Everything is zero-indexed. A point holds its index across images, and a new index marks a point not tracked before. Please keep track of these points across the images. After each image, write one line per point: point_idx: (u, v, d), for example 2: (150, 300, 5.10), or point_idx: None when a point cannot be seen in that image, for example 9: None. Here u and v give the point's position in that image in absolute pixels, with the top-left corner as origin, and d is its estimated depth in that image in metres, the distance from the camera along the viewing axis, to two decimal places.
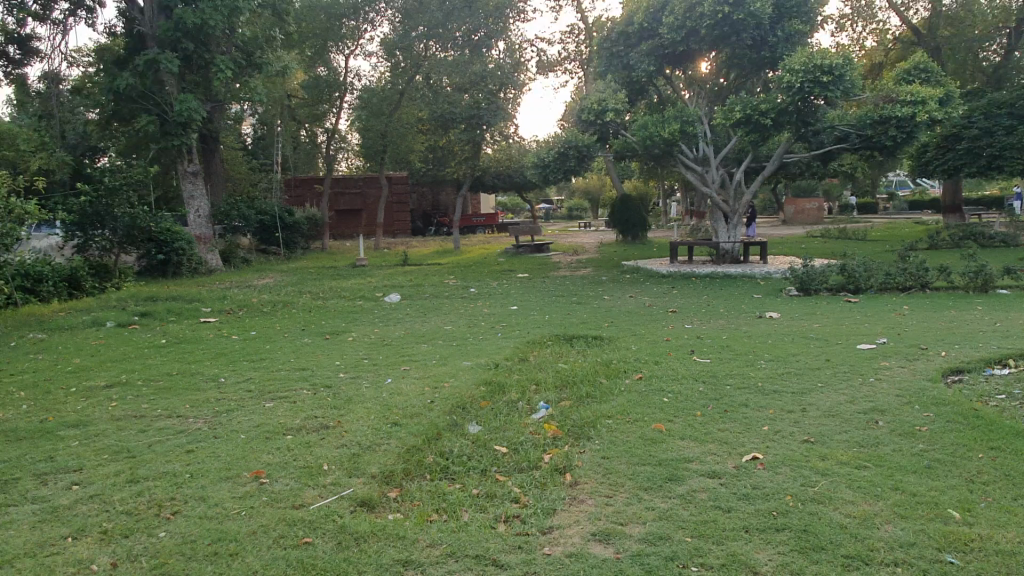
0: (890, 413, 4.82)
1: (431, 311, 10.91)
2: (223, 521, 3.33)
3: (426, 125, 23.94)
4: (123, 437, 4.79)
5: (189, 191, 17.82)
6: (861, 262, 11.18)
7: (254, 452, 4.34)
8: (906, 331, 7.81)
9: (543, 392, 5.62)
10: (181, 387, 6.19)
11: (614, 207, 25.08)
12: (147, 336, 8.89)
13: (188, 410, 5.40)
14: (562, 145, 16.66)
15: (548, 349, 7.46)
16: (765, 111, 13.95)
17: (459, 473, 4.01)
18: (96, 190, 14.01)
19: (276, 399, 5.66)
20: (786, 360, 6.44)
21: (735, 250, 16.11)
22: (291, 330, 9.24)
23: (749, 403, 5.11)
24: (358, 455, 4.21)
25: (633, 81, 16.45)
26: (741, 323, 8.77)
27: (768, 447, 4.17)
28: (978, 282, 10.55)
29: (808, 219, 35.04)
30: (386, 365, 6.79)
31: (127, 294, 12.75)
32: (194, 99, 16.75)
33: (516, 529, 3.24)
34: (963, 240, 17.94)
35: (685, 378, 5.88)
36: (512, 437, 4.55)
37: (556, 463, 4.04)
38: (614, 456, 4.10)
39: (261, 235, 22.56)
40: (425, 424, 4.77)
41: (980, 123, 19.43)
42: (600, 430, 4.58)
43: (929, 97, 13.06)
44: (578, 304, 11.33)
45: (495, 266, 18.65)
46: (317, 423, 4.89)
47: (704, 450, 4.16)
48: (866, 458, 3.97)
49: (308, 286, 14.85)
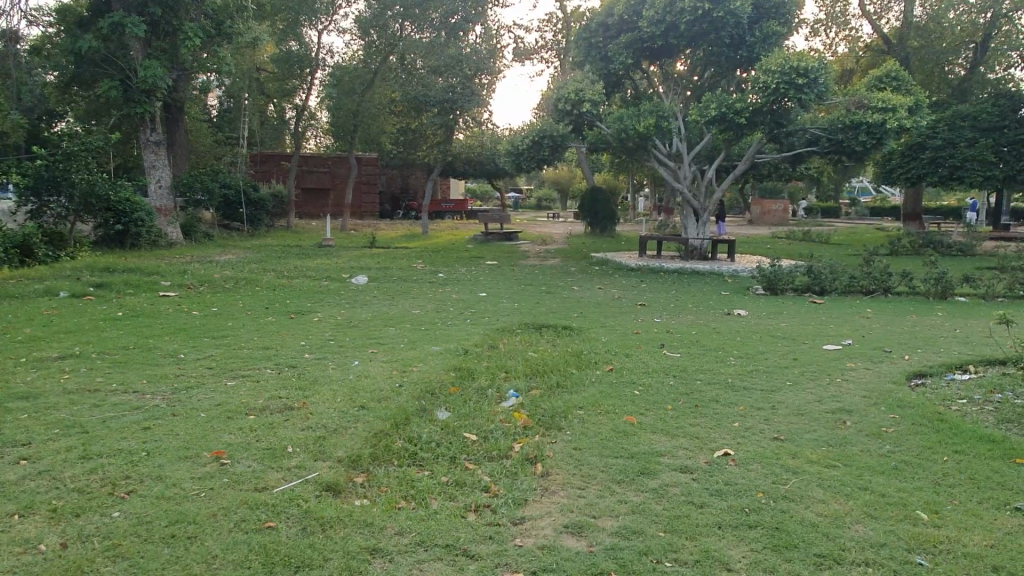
0: (857, 413, 4.87)
1: (398, 295, 10.71)
2: (182, 503, 3.20)
3: (399, 106, 23.60)
4: (76, 411, 4.60)
5: (150, 160, 17.28)
6: (827, 264, 11.35)
7: (214, 431, 4.18)
8: (871, 333, 7.92)
9: (513, 380, 5.56)
10: (138, 362, 5.97)
11: (585, 198, 25.10)
12: (103, 308, 8.57)
13: (145, 386, 5.21)
14: (537, 133, 16.05)
15: (517, 337, 7.41)
16: (739, 111, 14.01)
17: (428, 460, 3.92)
18: (54, 155, 13.37)
19: (238, 377, 5.49)
20: (755, 358, 6.48)
21: (703, 246, 16.21)
22: (254, 308, 9.00)
23: (719, 399, 5.12)
24: (324, 438, 4.09)
25: (610, 73, 16.36)
26: (711, 319, 8.80)
27: (741, 444, 4.17)
28: (939, 289, 10.83)
29: (774, 220, 35.56)
30: (354, 347, 6.67)
31: (83, 264, 12.31)
32: (160, 66, 16.30)
33: (486, 519, 3.16)
34: (923, 247, 18.37)
35: (655, 372, 5.86)
36: (482, 424, 4.48)
37: (527, 452, 3.99)
38: (585, 448, 4.05)
39: (225, 210, 22.03)
40: (393, 408, 4.67)
41: (944, 134, 19.89)
42: (571, 421, 4.53)
43: (899, 105, 13.31)
44: (547, 293, 11.26)
45: (464, 252, 18.51)
46: (281, 404, 4.76)
47: (675, 444, 4.14)
48: (835, 457, 4.00)
49: (273, 264, 14.54)
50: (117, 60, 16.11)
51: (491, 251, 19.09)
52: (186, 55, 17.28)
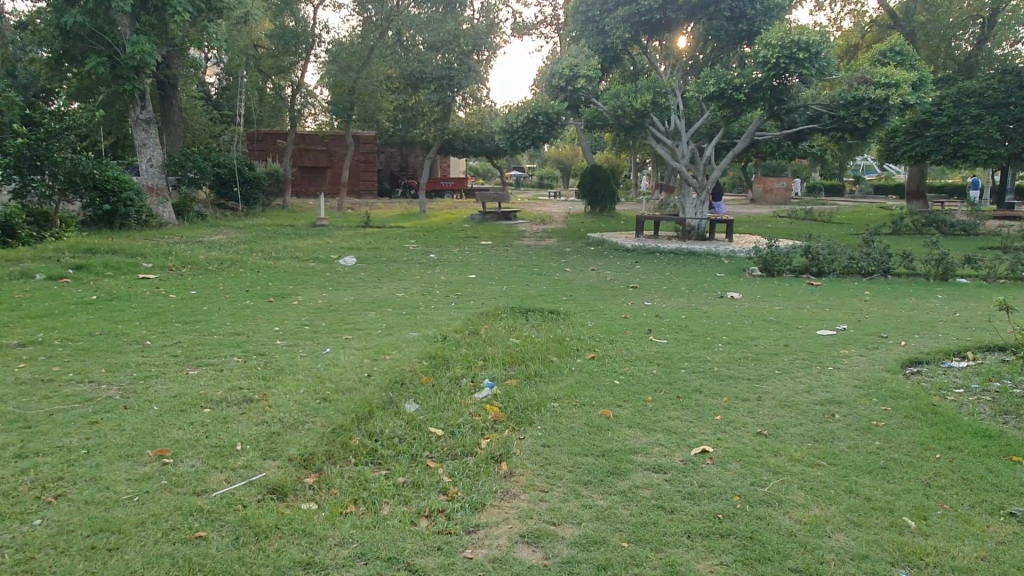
0: (847, 404, 4.63)
1: (385, 277, 10.45)
2: (111, 509, 2.99)
3: (395, 83, 23.16)
4: (23, 403, 4.38)
5: (140, 139, 16.92)
6: (826, 245, 11.02)
7: (164, 426, 3.96)
8: (868, 318, 7.65)
9: (490, 369, 5.32)
10: (101, 349, 5.72)
11: (584, 177, 24.73)
12: (78, 291, 8.32)
13: (103, 376, 4.98)
14: (531, 110, 15.63)
15: (500, 322, 7.15)
16: (739, 87, 13.62)
17: (387, 458, 3.70)
18: (35, 134, 13.19)
19: (201, 366, 5.26)
20: (744, 344, 6.22)
21: (701, 226, 15.88)
22: (234, 291, 8.74)
23: (702, 389, 4.88)
24: (277, 434, 3.86)
25: (607, 49, 15.90)
26: (704, 302, 8.53)
27: (721, 440, 3.93)
28: (939, 270, 10.54)
29: (776, 199, 35.11)
30: (328, 333, 6.42)
31: (66, 244, 12.04)
32: (148, 42, 15.93)
33: (438, 527, 2.94)
34: (926, 227, 18.04)
35: (638, 360, 5.61)
36: (449, 418, 4.24)
37: (493, 450, 3.75)
38: (555, 445, 3.81)
39: (219, 189, 21.66)
40: (357, 401, 4.43)
41: (949, 111, 19.44)
42: (543, 415, 4.29)
43: (904, 80, 12.90)
44: (538, 275, 10.99)
45: (460, 232, 18.20)
46: (240, 395, 4.52)
47: (651, 440, 3.90)
48: (820, 454, 3.76)
49: (262, 244, 14.26)
50: (105, 36, 15.76)
51: (487, 230, 18.78)
52: (176, 30, 16.90)
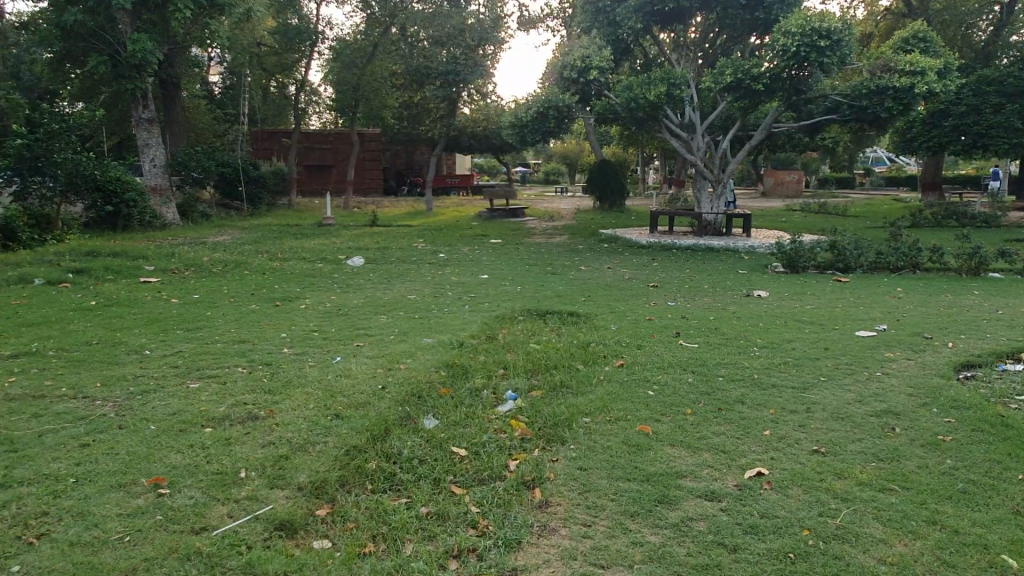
0: (905, 416, 4.24)
1: (394, 278, 10.10)
2: (97, 553, 2.64)
3: (401, 78, 22.80)
4: (9, 424, 4.02)
5: (143, 138, 16.54)
6: (853, 240, 10.57)
7: (161, 449, 3.59)
8: (906, 316, 7.24)
9: (512, 379, 4.94)
10: (97, 361, 5.37)
11: (593, 172, 24.33)
12: (76, 297, 8.00)
13: (97, 391, 4.62)
14: (541, 104, 15.25)
15: (518, 325, 6.79)
16: (756, 77, 13.20)
17: (407, 484, 3.34)
18: (35, 133, 12.84)
19: (203, 379, 4.89)
20: (780, 348, 5.83)
21: (717, 221, 15.47)
22: (238, 295, 8.39)
23: (745, 400, 4.50)
24: (286, 457, 3.49)
25: (619, 40, 15.48)
26: (730, 302, 8.13)
27: (777, 461, 3.55)
28: (972, 265, 10.11)
29: (787, 192, 34.57)
30: (337, 340, 6.05)
31: (67, 247, 11.71)
32: (150, 40, 15.58)
33: (470, 572, 2.59)
34: (946, 219, 17.56)
35: (671, 367, 5.22)
36: (472, 436, 3.87)
37: (524, 473, 3.39)
38: (592, 468, 3.43)
39: (224, 189, 21.29)
40: (371, 417, 4.05)
41: (968, 100, 18.94)
42: (576, 432, 3.90)
43: (930, 67, 12.45)
44: (552, 274, 10.63)
45: (469, 230, 17.79)
46: (244, 412, 4.16)
47: (698, 461, 3.53)
48: (889, 476, 3.38)
49: (267, 245, 13.95)
50: (105, 34, 15.43)
51: (497, 228, 18.41)
52: (177, 27, 16.56)
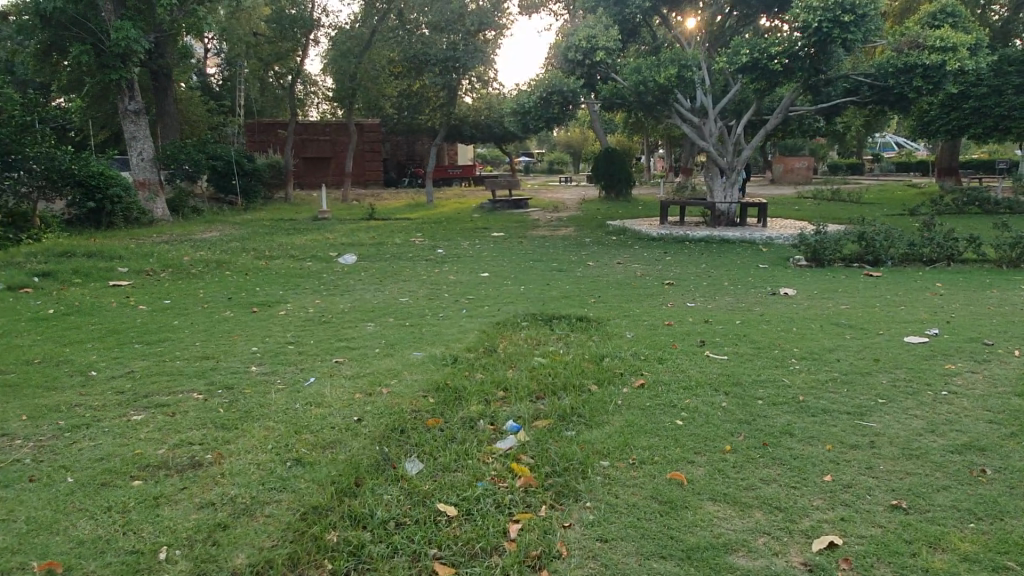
0: (993, 453, 3.46)
1: (386, 277, 9.34)
2: None
3: (397, 66, 21.82)
4: None
5: (130, 131, 15.63)
6: (882, 229, 9.75)
7: (70, 515, 2.86)
8: (956, 318, 6.42)
9: (514, 405, 4.16)
10: (32, 385, 4.63)
11: (599, 162, 23.39)
12: (36, 304, 7.27)
13: (19, 428, 3.86)
14: (545, 88, 14.38)
15: (520, 334, 6.00)
16: (774, 56, 12.19)
17: (378, 564, 2.58)
18: (9, 125, 11.95)
19: (148, 410, 4.13)
20: (823, 361, 5.03)
21: (731, 211, 14.61)
22: (214, 300, 7.63)
23: (793, 431, 3.72)
24: (226, 526, 2.76)
25: (625, 19, 14.64)
26: (754, 302, 7.34)
27: (849, 523, 2.78)
28: (1013, 256, 9.29)
29: (797, 178, 33.61)
30: (315, 355, 5.30)
31: (41, 246, 10.93)
32: (133, 27, 14.68)
33: None
34: (969, 204, 16.69)
35: (699, 387, 4.44)
36: (463, 487, 3.11)
37: (529, 546, 2.65)
38: (616, 539, 2.67)
39: (216, 181, 20.46)
40: (341, 463, 3.30)
41: (990, 81, 17.92)
42: (591, 482, 3.14)
43: (961, 43, 11.51)
44: (557, 271, 9.85)
45: (470, 223, 17.00)
46: (186, 457, 3.41)
47: (748, 523, 2.78)
48: (1001, 547, 2.61)
49: (257, 241, 13.20)
50: (87, 23, 14.49)
51: (500, 220, 17.58)
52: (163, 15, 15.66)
